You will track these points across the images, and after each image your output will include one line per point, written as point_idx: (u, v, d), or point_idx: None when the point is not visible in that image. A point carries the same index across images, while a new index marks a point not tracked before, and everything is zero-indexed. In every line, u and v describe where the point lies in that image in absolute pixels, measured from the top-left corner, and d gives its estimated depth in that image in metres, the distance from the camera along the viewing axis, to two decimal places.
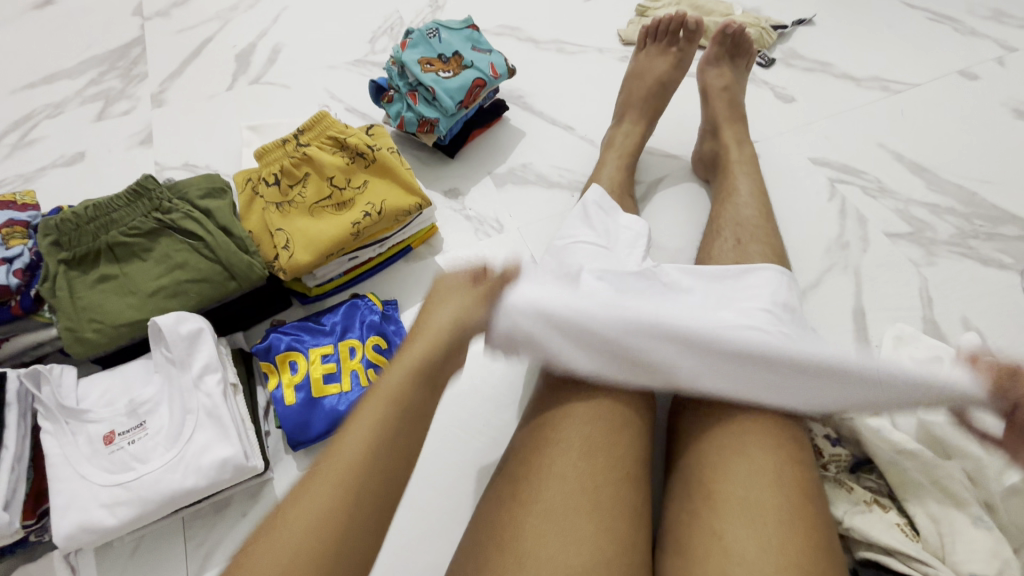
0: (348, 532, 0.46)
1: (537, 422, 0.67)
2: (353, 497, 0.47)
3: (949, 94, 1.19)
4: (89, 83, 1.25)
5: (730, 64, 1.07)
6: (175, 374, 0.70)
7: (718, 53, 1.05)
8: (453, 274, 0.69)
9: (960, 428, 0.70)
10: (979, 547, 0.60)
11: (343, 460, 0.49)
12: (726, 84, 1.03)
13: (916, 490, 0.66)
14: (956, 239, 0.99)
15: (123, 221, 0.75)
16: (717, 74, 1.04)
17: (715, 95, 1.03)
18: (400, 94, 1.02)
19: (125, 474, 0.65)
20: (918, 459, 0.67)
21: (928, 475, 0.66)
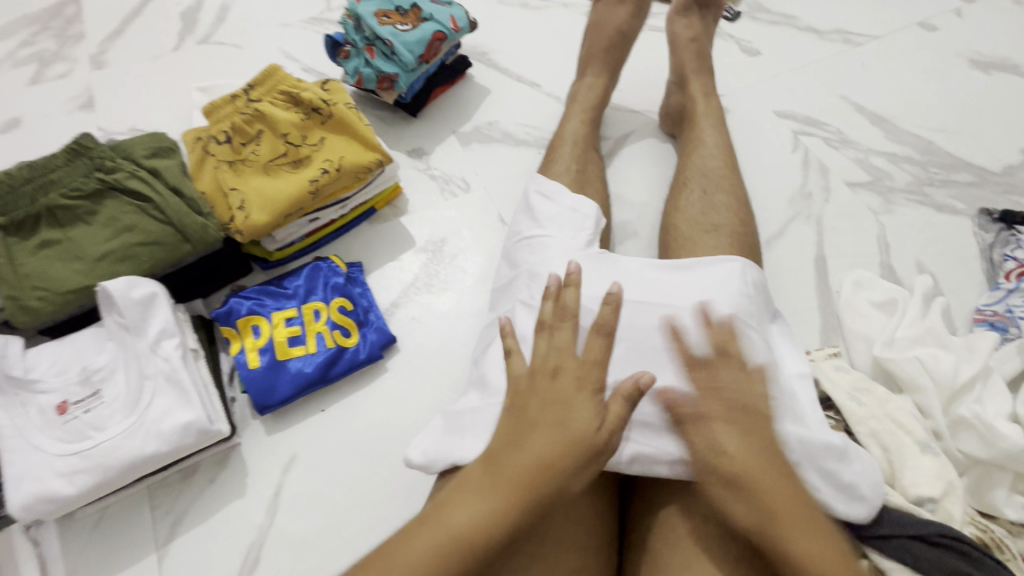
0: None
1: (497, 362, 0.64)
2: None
3: (909, 45, 1.20)
4: (22, 44, 1.16)
5: (700, 16, 1.02)
6: (130, 341, 0.68)
7: (687, 3, 1.01)
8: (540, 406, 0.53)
9: (913, 364, 0.74)
10: (926, 472, 0.64)
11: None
12: (693, 35, 1.00)
13: (868, 424, 0.68)
14: (912, 187, 1.02)
15: (63, 182, 0.71)
16: (686, 24, 1.01)
17: (682, 45, 1.00)
18: (357, 49, 0.98)
19: (82, 443, 0.63)
20: (872, 395, 0.71)
21: (881, 410, 0.69)
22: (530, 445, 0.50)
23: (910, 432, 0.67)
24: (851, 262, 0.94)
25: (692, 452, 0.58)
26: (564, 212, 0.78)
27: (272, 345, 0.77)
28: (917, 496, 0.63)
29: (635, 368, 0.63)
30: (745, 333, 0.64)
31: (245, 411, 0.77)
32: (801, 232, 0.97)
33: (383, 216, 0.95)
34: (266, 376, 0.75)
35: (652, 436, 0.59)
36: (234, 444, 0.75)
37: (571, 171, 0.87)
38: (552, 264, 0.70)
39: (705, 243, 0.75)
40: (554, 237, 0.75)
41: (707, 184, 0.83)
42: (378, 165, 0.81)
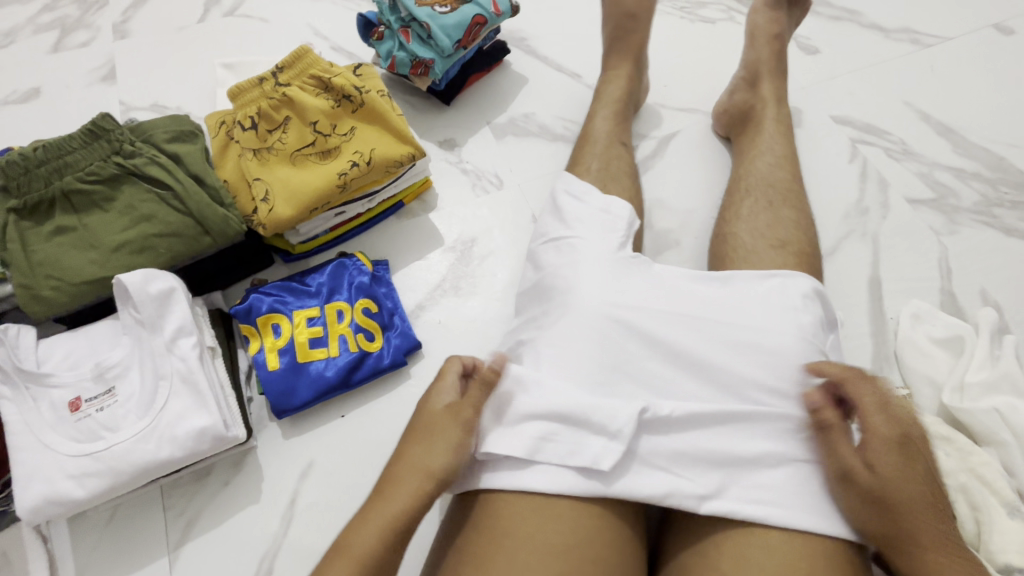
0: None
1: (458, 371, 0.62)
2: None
3: (982, 48, 1.11)
4: (43, 9, 1.12)
5: (787, 12, 0.95)
6: (145, 337, 0.64)
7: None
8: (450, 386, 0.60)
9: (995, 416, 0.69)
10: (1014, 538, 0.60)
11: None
12: (777, 32, 0.93)
13: (957, 477, 0.65)
14: (979, 207, 0.94)
15: (79, 165, 0.67)
16: (769, 18, 0.94)
17: (763, 40, 0.93)
18: (391, 31, 0.92)
19: (94, 443, 0.60)
20: (953, 445, 0.67)
21: (964, 463, 0.66)
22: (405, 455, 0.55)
23: (1000, 490, 0.63)
24: (907, 287, 0.88)
25: (734, 485, 0.55)
26: (599, 216, 0.71)
27: (293, 346, 0.73)
28: (1005, 564, 0.59)
29: (674, 389, 0.59)
30: (804, 355, 0.58)
31: (263, 412, 0.74)
32: (855, 250, 0.91)
33: (411, 211, 0.90)
34: (285, 379, 0.72)
35: (691, 467, 0.55)
36: (249, 447, 0.72)
37: (604, 173, 0.81)
38: (578, 270, 0.64)
39: (769, 259, 0.70)
40: (583, 238, 0.68)
41: (773, 197, 0.78)
42: (411, 160, 0.76)
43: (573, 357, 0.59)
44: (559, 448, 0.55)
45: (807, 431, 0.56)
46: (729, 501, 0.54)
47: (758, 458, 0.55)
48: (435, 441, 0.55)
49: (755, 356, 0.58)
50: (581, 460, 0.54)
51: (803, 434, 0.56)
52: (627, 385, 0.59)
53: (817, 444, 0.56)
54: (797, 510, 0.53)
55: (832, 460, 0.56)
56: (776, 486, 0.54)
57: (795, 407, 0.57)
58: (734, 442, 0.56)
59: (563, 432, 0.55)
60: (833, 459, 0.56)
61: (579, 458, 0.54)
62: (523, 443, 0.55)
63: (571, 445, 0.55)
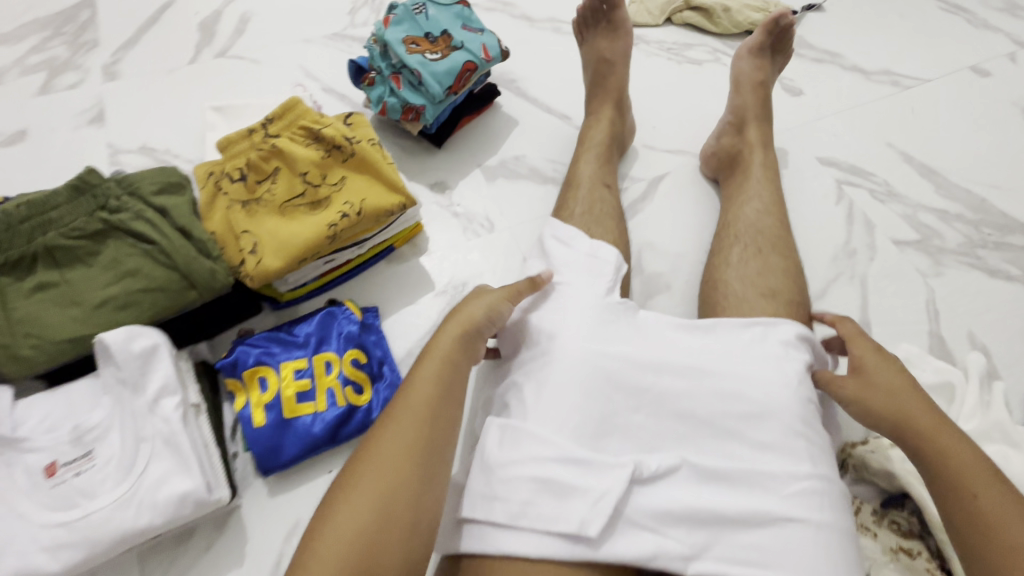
0: (378, 551, 0.46)
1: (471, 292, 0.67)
2: (421, 458, 0.52)
3: (960, 90, 1.14)
4: (32, 50, 1.12)
5: (771, 59, 0.98)
6: (127, 397, 0.63)
7: (763, 43, 0.96)
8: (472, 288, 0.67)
9: None
10: None
11: (393, 455, 0.51)
12: (763, 79, 0.95)
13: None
14: (964, 249, 0.96)
15: (63, 220, 0.66)
16: (756, 66, 0.96)
17: (749, 87, 0.95)
18: (382, 77, 0.93)
19: (70, 512, 0.58)
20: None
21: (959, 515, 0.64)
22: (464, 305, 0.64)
23: None
24: (897, 330, 0.88)
25: (719, 544, 0.53)
26: (583, 265, 0.71)
27: (279, 401, 0.72)
28: None
29: (662, 444, 0.58)
30: (793, 412, 0.58)
31: (248, 469, 0.72)
32: (844, 293, 0.91)
33: (401, 255, 0.90)
34: (271, 436, 0.70)
35: (680, 531, 0.53)
36: (233, 507, 0.70)
37: (589, 218, 0.81)
38: (563, 317, 0.63)
39: (761, 308, 0.70)
40: (569, 285, 0.68)
41: (761, 243, 0.78)
42: (401, 208, 0.76)
43: (557, 414, 0.57)
44: (543, 511, 0.53)
45: (796, 486, 0.54)
46: (714, 562, 0.52)
47: (743, 516, 0.53)
48: (483, 296, 0.65)
49: (739, 408, 0.58)
50: (566, 524, 0.52)
51: (789, 490, 0.54)
52: (615, 441, 0.58)
53: (804, 500, 0.54)
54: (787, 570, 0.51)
55: (822, 517, 0.53)
56: (761, 544, 0.52)
57: (782, 464, 0.55)
58: (722, 501, 0.54)
59: (547, 493, 0.54)
60: (823, 516, 0.53)
61: (563, 522, 0.53)
62: (507, 506, 0.54)
63: (552, 508, 0.53)
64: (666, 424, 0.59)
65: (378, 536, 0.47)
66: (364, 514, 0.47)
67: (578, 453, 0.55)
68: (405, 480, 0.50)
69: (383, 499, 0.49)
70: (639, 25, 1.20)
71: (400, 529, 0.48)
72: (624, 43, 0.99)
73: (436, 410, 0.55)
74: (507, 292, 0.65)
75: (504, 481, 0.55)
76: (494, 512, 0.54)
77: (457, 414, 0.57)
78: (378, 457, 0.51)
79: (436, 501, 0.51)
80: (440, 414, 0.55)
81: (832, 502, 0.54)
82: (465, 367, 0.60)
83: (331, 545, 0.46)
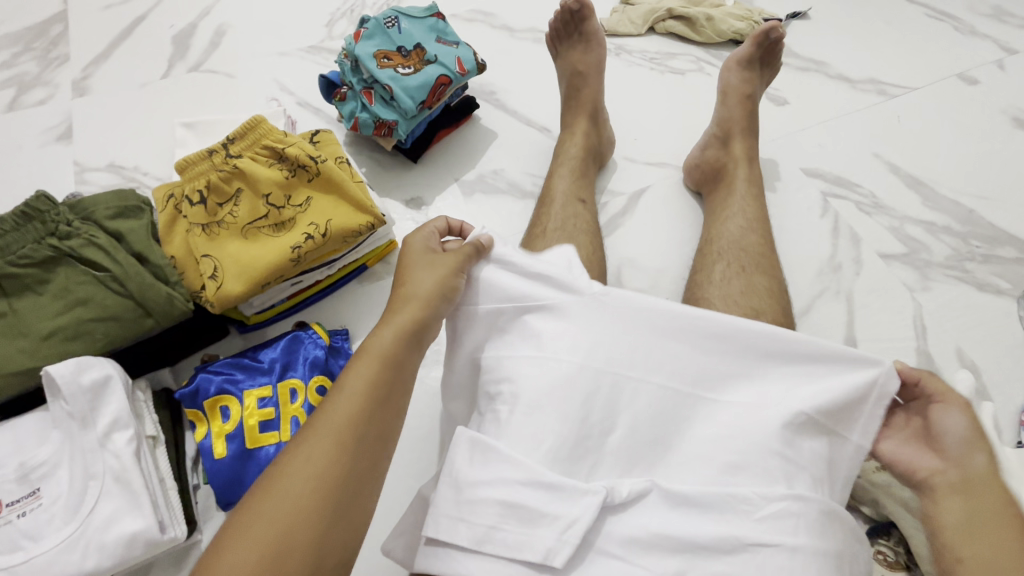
0: (290, 556, 0.40)
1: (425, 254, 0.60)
2: (352, 452, 0.45)
3: (947, 98, 1.12)
4: (2, 66, 1.10)
5: (760, 72, 0.96)
6: (75, 433, 0.60)
7: (752, 56, 0.94)
8: (424, 249, 0.60)
9: None
10: None
11: (322, 447, 0.44)
12: (750, 91, 0.93)
13: None
14: (952, 262, 0.94)
15: (11, 248, 0.63)
16: (743, 78, 0.94)
17: (735, 99, 0.93)
18: (354, 92, 0.91)
19: (13, 556, 0.56)
20: None
21: None
22: (411, 279, 0.57)
23: None
24: (883, 348, 0.86)
25: (695, 573, 0.47)
26: (562, 259, 0.60)
27: (242, 431, 0.69)
28: None
29: (646, 456, 0.53)
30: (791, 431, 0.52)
31: (210, 501, 0.70)
32: (830, 309, 0.89)
33: (375, 274, 0.87)
34: (233, 468, 0.68)
35: (648, 559, 0.48)
36: (193, 542, 0.67)
37: (562, 236, 0.79)
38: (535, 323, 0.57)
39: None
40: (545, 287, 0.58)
41: (744, 262, 0.76)
42: (369, 229, 0.74)
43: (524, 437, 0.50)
44: (508, 537, 0.48)
45: (771, 508, 0.48)
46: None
47: (714, 542, 0.48)
48: (430, 264, 0.58)
49: (706, 429, 0.53)
50: (532, 554, 0.48)
51: (762, 513, 0.48)
52: (590, 464, 0.52)
53: (779, 523, 0.48)
54: None
55: (796, 541, 0.47)
56: (733, 574, 0.47)
57: (761, 485, 0.49)
58: (696, 526, 0.48)
59: (513, 518, 0.49)
60: (797, 539, 0.47)
61: (528, 551, 0.48)
62: (472, 530, 0.49)
63: (518, 536, 0.48)
64: (642, 442, 0.53)
65: (293, 536, 0.40)
66: (286, 500, 0.42)
67: (549, 476, 0.49)
68: (333, 476, 0.43)
69: (306, 498, 0.42)
70: (621, 35, 1.18)
71: (325, 514, 0.42)
72: (598, 55, 0.97)
73: (376, 399, 0.48)
74: (457, 261, 0.58)
75: (469, 503, 0.50)
76: (457, 536, 0.50)
77: (401, 403, 0.50)
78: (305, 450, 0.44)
79: (365, 502, 0.45)
80: (381, 405, 0.48)
81: (829, 528, 0.49)
82: (418, 348, 0.54)
83: (248, 538, 0.40)
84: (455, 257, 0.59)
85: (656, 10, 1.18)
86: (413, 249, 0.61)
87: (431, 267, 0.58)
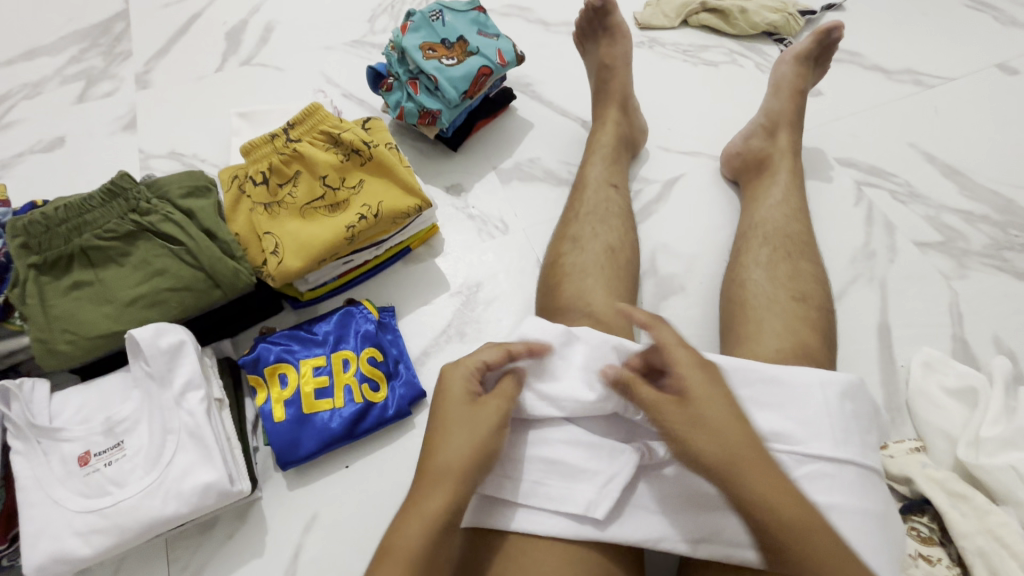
0: None
1: (452, 389, 0.55)
2: None
3: (987, 88, 1.11)
4: (70, 61, 1.17)
5: (813, 69, 0.97)
6: (154, 391, 0.66)
7: (811, 52, 0.95)
8: (456, 390, 0.55)
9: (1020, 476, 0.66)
10: None
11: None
12: (802, 86, 0.95)
13: (974, 540, 0.63)
14: (989, 251, 0.94)
15: (97, 222, 0.69)
16: (795, 72, 0.95)
17: (787, 92, 0.94)
18: (400, 82, 0.95)
19: (101, 499, 0.61)
20: (968, 503, 0.65)
21: (981, 523, 0.63)
22: (448, 432, 0.53)
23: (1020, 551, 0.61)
24: (918, 334, 0.87)
25: (733, 529, 0.52)
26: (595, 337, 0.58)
27: (299, 397, 0.74)
28: None
29: None
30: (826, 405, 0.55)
31: (268, 462, 0.75)
32: (863, 295, 0.90)
33: (417, 256, 0.92)
34: (290, 431, 0.72)
35: (685, 515, 0.53)
36: (254, 499, 0.72)
37: (596, 220, 0.82)
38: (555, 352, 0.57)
39: (788, 310, 0.69)
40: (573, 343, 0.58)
41: (779, 246, 0.78)
42: (417, 211, 0.78)
43: (570, 401, 0.54)
44: (552, 491, 0.54)
45: (801, 470, 0.52)
46: (720, 546, 0.52)
47: None
48: (466, 424, 0.53)
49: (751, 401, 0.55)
50: (574, 506, 0.53)
51: (796, 475, 0.52)
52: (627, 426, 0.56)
53: (811, 484, 0.52)
54: None
55: (828, 499, 0.52)
56: None
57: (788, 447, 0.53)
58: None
59: (555, 474, 0.54)
60: (831, 498, 0.52)
61: (571, 503, 0.53)
62: (517, 484, 0.54)
63: (560, 490, 0.53)
64: None
65: None
66: None
67: (589, 436, 0.55)
68: None
69: None
70: (654, 28, 1.20)
71: None
72: (624, 47, 0.99)
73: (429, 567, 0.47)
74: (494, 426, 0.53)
75: (513, 461, 0.55)
76: (503, 489, 0.54)
77: None
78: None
79: None
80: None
81: (862, 488, 0.53)
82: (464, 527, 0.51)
83: None
84: (499, 405, 0.54)
85: (688, 4, 1.20)
86: (455, 387, 0.55)
87: (467, 425, 0.53)
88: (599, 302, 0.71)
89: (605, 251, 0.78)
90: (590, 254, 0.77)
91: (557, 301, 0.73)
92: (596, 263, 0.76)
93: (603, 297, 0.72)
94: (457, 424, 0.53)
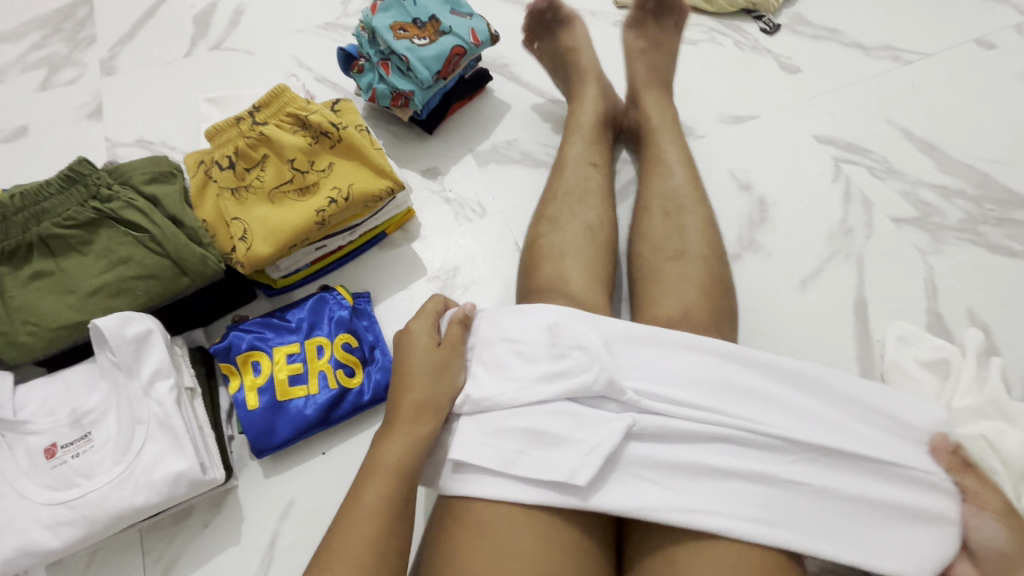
0: None
1: (416, 338, 0.64)
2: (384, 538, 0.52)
3: (964, 63, 1.11)
4: (32, 47, 1.14)
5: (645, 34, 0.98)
6: (122, 381, 0.64)
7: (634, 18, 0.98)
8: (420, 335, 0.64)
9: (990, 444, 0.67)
10: None
11: (360, 541, 0.51)
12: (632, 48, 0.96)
13: None
14: (964, 225, 0.94)
15: (56, 210, 0.68)
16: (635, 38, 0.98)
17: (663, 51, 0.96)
18: (371, 64, 0.93)
19: (69, 491, 0.60)
20: None
21: None
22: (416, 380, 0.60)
23: None
24: (893, 309, 0.87)
25: (723, 497, 0.52)
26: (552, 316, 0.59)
27: (273, 384, 0.73)
28: None
29: (681, 394, 0.55)
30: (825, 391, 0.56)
31: (244, 451, 0.74)
32: (838, 272, 0.90)
33: (393, 241, 0.91)
34: (265, 418, 0.72)
35: (678, 482, 0.53)
36: (230, 487, 0.72)
37: (577, 201, 0.80)
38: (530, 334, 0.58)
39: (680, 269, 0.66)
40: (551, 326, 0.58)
41: None
42: (389, 193, 0.76)
43: (552, 380, 0.55)
44: (536, 460, 0.53)
45: (800, 451, 0.53)
46: (717, 519, 0.51)
47: (748, 475, 0.52)
48: (434, 367, 0.61)
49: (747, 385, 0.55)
50: (557, 473, 0.52)
51: (795, 455, 0.53)
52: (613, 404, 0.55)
53: (808, 463, 0.52)
54: (787, 531, 0.51)
55: (825, 480, 0.52)
56: (766, 504, 0.51)
57: (783, 430, 0.53)
58: (725, 460, 0.53)
59: (539, 443, 0.54)
60: (827, 479, 0.52)
61: (553, 471, 0.52)
62: (501, 455, 0.54)
63: (544, 458, 0.53)
64: (673, 390, 0.55)
65: None
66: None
67: (577, 408, 0.55)
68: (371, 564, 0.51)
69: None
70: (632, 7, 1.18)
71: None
72: (582, 29, 1.00)
73: (399, 499, 0.55)
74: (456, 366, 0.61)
75: (496, 432, 0.55)
76: (484, 460, 0.54)
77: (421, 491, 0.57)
78: (348, 541, 0.51)
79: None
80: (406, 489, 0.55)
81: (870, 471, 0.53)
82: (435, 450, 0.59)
83: None
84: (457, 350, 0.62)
85: None
86: (421, 337, 0.64)
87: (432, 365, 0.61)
88: (578, 282, 0.70)
89: (584, 229, 0.76)
90: (571, 234, 0.76)
91: (535, 282, 0.72)
92: (576, 241, 0.75)
93: (580, 274, 0.71)
94: (423, 364, 0.61)
